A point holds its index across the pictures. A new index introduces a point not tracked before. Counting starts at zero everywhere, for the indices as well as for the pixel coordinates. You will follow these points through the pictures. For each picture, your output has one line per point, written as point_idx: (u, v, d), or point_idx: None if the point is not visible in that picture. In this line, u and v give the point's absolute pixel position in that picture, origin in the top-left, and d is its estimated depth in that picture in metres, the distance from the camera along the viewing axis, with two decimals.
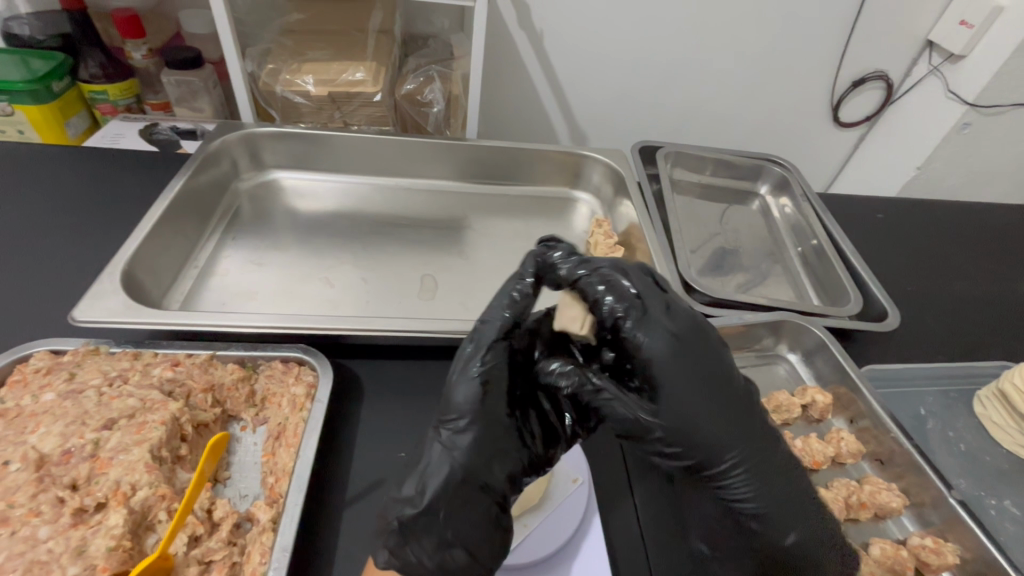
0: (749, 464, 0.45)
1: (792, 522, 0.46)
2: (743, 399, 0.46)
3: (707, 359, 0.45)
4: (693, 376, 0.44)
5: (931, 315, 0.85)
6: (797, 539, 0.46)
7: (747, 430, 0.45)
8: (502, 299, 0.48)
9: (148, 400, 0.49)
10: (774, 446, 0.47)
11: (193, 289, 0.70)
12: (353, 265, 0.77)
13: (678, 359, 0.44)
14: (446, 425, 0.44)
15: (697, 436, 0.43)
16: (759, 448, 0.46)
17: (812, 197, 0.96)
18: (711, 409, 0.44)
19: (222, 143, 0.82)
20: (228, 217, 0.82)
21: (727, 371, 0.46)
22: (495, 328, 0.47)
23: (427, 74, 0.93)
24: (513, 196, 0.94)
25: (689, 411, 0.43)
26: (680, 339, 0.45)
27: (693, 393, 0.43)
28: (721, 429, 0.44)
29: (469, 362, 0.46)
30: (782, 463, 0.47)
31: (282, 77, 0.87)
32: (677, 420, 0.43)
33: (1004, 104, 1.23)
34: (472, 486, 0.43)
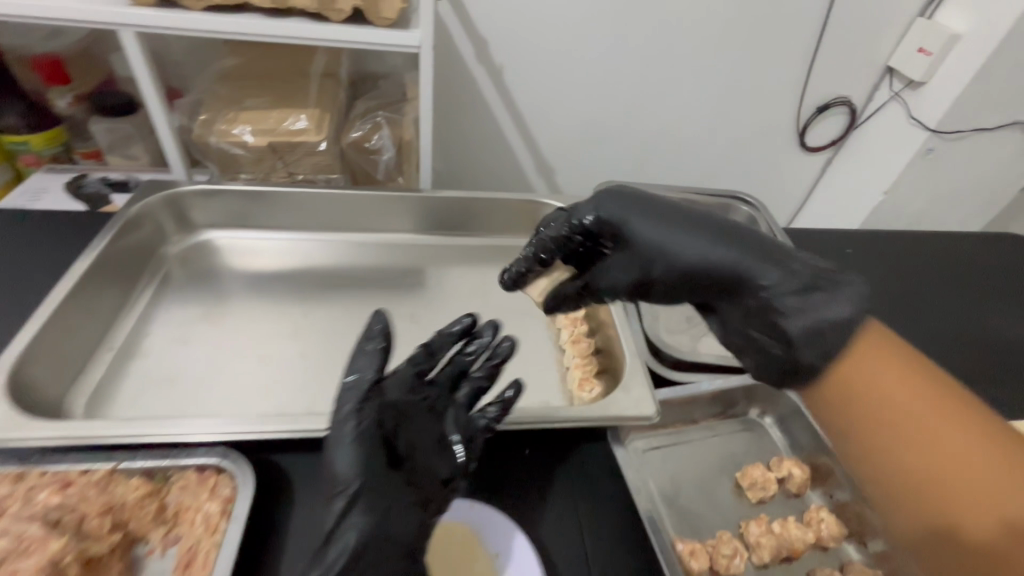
0: (741, 273, 0.45)
1: (788, 289, 0.43)
2: (709, 219, 0.49)
3: (660, 204, 0.50)
4: (655, 219, 0.49)
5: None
6: (818, 315, 0.42)
7: (731, 246, 0.46)
8: (363, 360, 0.47)
9: (25, 539, 0.43)
10: (765, 243, 0.46)
11: (106, 376, 0.62)
12: (292, 335, 0.70)
13: (627, 208, 0.50)
14: (337, 500, 0.44)
15: (686, 266, 0.47)
16: (750, 253, 0.45)
17: (781, 237, 0.93)
18: (702, 258, 0.46)
19: (144, 206, 0.75)
20: (157, 284, 0.75)
21: (692, 216, 0.49)
22: (353, 389, 0.46)
23: (374, 119, 0.88)
24: (472, 246, 0.89)
25: (665, 241, 0.48)
26: (630, 201, 0.50)
27: (679, 250, 0.47)
28: (704, 250, 0.46)
29: (339, 430, 0.45)
30: (779, 255, 0.45)
31: (216, 127, 0.80)
32: (685, 278, 0.47)
33: (965, 129, 1.23)
34: (379, 547, 0.43)
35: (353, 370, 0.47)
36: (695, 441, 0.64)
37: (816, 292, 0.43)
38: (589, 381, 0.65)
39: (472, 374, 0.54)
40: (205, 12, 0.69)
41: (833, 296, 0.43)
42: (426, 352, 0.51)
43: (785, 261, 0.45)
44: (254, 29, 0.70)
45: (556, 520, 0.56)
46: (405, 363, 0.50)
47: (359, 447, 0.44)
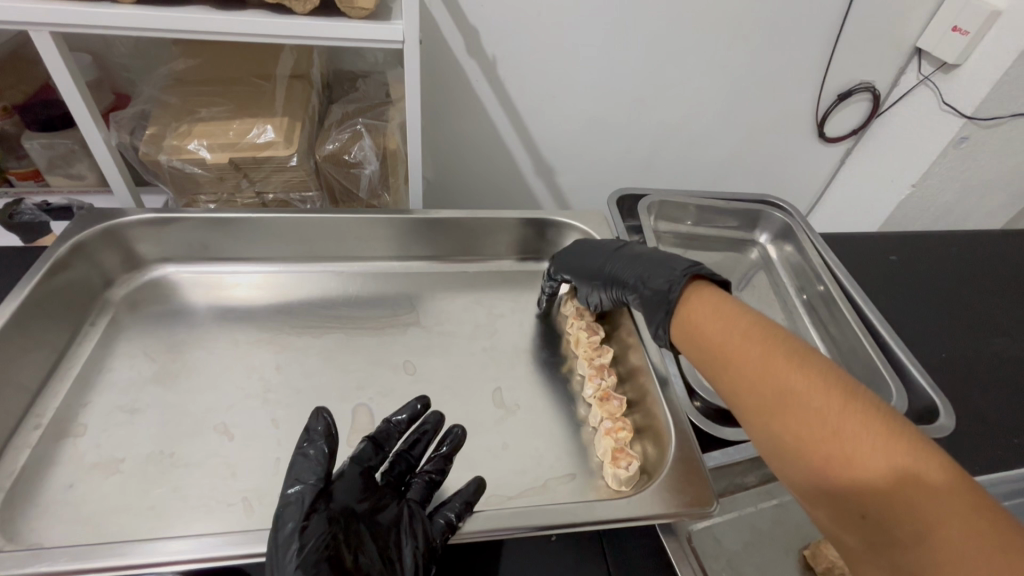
0: (632, 268, 0.62)
1: (658, 271, 0.60)
2: (614, 244, 0.67)
3: (595, 242, 0.69)
4: (581, 246, 0.70)
5: (971, 388, 0.71)
6: (677, 276, 0.57)
7: (627, 257, 0.64)
8: (302, 468, 0.43)
9: None
10: (657, 257, 0.62)
11: (31, 465, 0.50)
12: (261, 399, 0.58)
13: (571, 245, 0.71)
14: None
15: (594, 270, 0.65)
16: (638, 259, 0.63)
17: (822, 248, 0.83)
18: (595, 264, 0.66)
19: (79, 243, 0.62)
20: (97, 336, 0.62)
21: (603, 244, 0.68)
22: (295, 505, 0.41)
23: (353, 128, 0.75)
24: (473, 272, 0.77)
25: (573, 259, 0.69)
26: (577, 245, 0.70)
27: (574, 260, 0.69)
28: (604, 259, 0.65)
29: (280, 555, 0.39)
30: (661, 258, 0.62)
31: (166, 143, 0.67)
32: (584, 280, 0.67)
33: (1003, 115, 1.13)
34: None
35: (294, 481, 0.42)
36: (742, 513, 0.55)
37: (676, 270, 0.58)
38: (624, 453, 0.55)
39: (422, 468, 0.50)
40: (138, 6, 0.56)
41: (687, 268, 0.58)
42: (374, 445, 0.47)
43: (664, 261, 0.61)
44: (200, 24, 0.57)
45: None
46: (349, 463, 0.46)
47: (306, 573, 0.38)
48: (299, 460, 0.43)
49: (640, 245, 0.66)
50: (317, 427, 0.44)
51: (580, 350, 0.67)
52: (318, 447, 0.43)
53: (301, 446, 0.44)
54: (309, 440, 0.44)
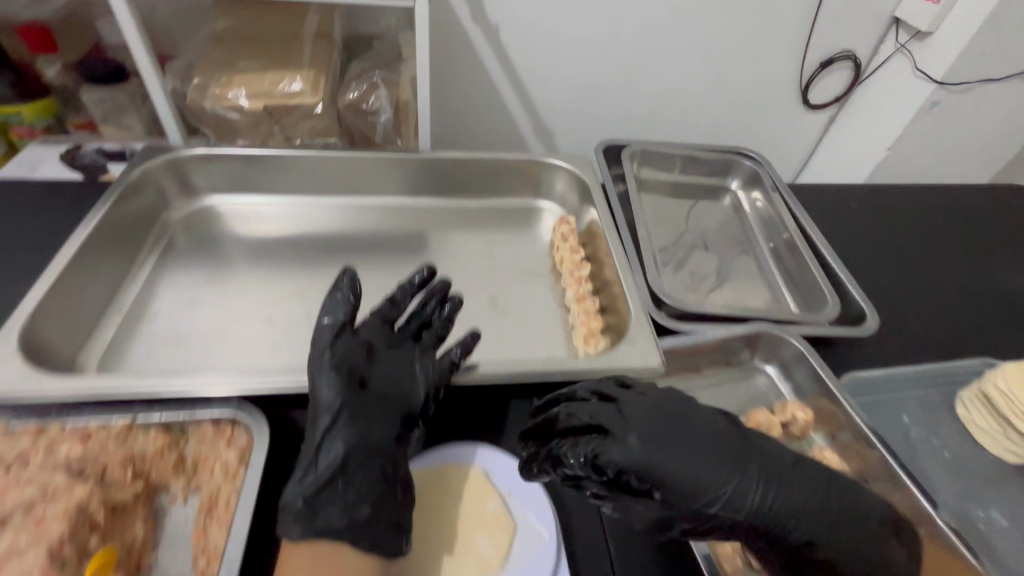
0: (790, 497, 0.45)
1: (801, 515, 0.45)
2: (712, 433, 0.48)
3: (686, 423, 0.48)
4: (669, 446, 0.46)
5: (928, 307, 0.76)
6: (824, 531, 0.45)
7: (768, 476, 0.46)
8: (334, 308, 0.56)
9: (49, 488, 0.43)
10: (789, 483, 0.46)
11: (117, 337, 0.63)
12: (296, 298, 0.70)
13: (653, 426, 0.47)
14: (321, 417, 0.49)
15: (711, 500, 0.44)
16: (781, 478, 0.46)
17: (783, 191, 0.91)
18: (709, 481, 0.44)
19: (145, 171, 0.74)
20: (159, 250, 0.75)
21: (699, 433, 0.47)
22: (328, 331, 0.54)
23: (371, 80, 0.86)
24: (475, 208, 0.88)
25: (671, 463, 0.45)
26: (648, 419, 0.48)
27: (674, 477, 0.44)
28: (726, 481, 0.45)
29: (317, 362, 0.52)
30: (808, 475, 0.47)
31: (211, 91, 0.78)
32: (685, 501, 0.44)
33: (971, 80, 1.19)
34: (363, 454, 0.48)
35: (329, 315, 0.56)
36: (698, 390, 0.65)
37: (858, 509, 0.46)
38: (595, 336, 0.65)
39: (435, 323, 0.60)
40: None
41: (868, 506, 0.47)
42: (390, 301, 0.58)
43: (814, 480, 0.47)
44: None
45: None
46: (373, 313, 0.58)
47: (337, 373, 0.51)
48: (330, 305, 0.56)
49: (737, 436, 0.49)
50: (346, 279, 0.56)
51: (564, 267, 0.76)
52: (346, 295, 0.56)
53: (333, 293, 0.56)
54: (341, 288, 0.56)
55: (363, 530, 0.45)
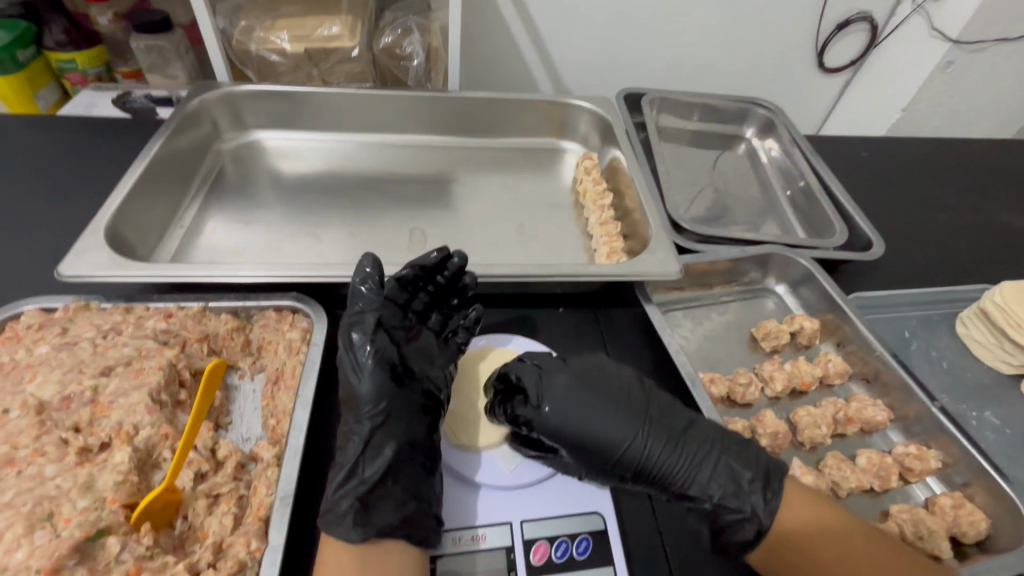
0: (674, 458, 0.49)
1: (702, 479, 0.48)
2: (622, 394, 0.51)
3: (598, 381, 0.52)
4: (580, 406, 0.50)
5: (927, 242, 0.81)
6: (725, 494, 0.48)
7: (657, 437, 0.49)
8: (360, 301, 0.54)
9: (144, 348, 0.49)
10: (690, 446, 0.49)
11: (180, 249, 0.70)
12: (340, 220, 0.77)
13: (569, 387, 0.51)
14: (365, 417, 0.48)
15: (607, 456, 0.48)
16: (674, 438, 0.49)
17: (797, 137, 0.95)
18: (609, 439, 0.49)
19: (201, 103, 0.81)
20: (212, 180, 0.81)
21: (609, 394, 0.51)
22: (360, 322, 0.52)
23: (404, 25, 0.90)
24: (500, 150, 0.93)
25: (578, 419, 0.50)
26: (551, 371, 0.52)
27: (578, 434, 0.49)
28: (625, 442, 0.49)
29: (357, 359, 0.50)
30: (699, 436, 0.50)
31: (256, 34, 0.83)
32: (586, 455, 0.49)
33: (987, 39, 1.18)
34: (410, 450, 0.47)
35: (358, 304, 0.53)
36: (712, 305, 0.70)
37: (731, 470, 0.49)
38: (617, 252, 0.70)
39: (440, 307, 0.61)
40: None
41: (759, 474, 0.48)
42: (400, 287, 0.57)
43: (708, 446, 0.50)
44: None
45: None
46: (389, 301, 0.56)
47: (379, 368, 0.50)
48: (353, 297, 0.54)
49: (650, 400, 0.52)
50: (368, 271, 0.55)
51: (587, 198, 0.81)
52: (370, 287, 0.54)
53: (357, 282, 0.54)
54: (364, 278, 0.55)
55: (417, 519, 0.44)
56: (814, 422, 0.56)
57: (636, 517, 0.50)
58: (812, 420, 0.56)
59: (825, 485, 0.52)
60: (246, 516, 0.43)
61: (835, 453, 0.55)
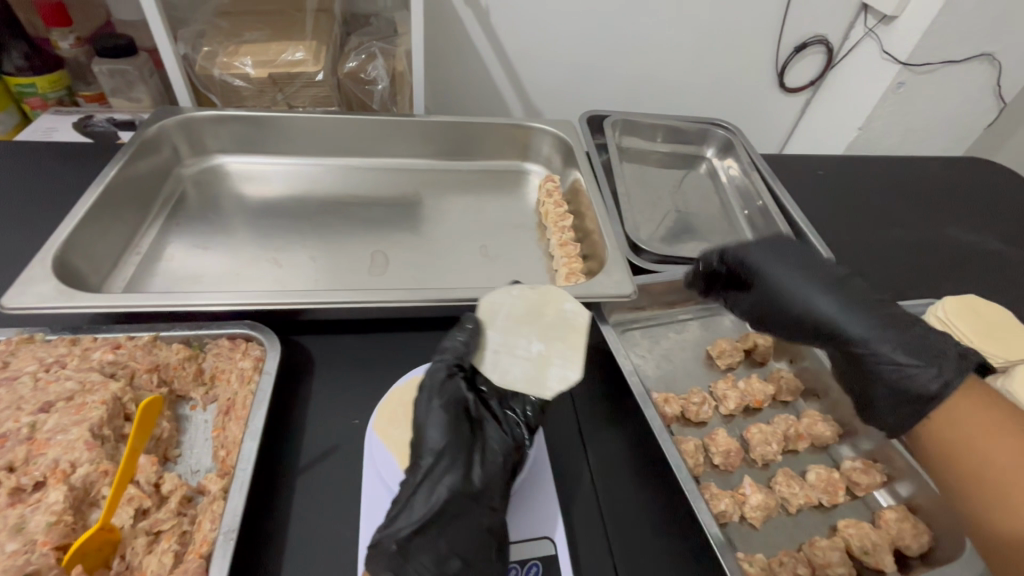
0: (867, 316, 0.53)
1: (883, 339, 0.51)
2: (822, 266, 0.59)
3: (797, 257, 0.60)
4: (774, 271, 0.59)
5: (877, 259, 0.84)
6: (897, 351, 0.50)
7: (842, 294, 0.56)
8: (454, 343, 0.52)
9: (87, 381, 0.48)
10: (877, 307, 0.54)
11: (136, 276, 0.69)
12: (302, 244, 0.77)
13: (772, 259, 0.60)
14: (427, 459, 0.46)
15: (827, 308, 0.55)
16: (861, 304, 0.55)
17: (755, 157, 0.98)
18: (826, 298, 0.56)
19: (160, 129, 0.81)
20: (172, 205, 0.81)
21: (808, 263, 0.59)
22: (442, 363, 0.51)
23: (369, 51, 0.91)
24: (465, 172, 0.94)
25: (814, 278, 0.58)
26: (768, 243, 0.62)
27: (800, 295, 0.57)
28: (820, 296, 0.56)
29: (430, 398, 0.49)
30: (884, 308, 0.54)
31: (219, 60, 0.82)
32: (804, 316, 0.57)
33: (935, 62, 1.23)
34: (464, 501, 0.44)
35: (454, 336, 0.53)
36: (669, 324, 0.71)
37: (915, 337, 0.51)
38: (574, 273, 0.71)
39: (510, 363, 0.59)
40: None
41: (896, 365, 0.50)
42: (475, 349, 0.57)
43: (905, 329, 0.52)
44: None
45: None
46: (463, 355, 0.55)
47: (448, 411, 0.48)
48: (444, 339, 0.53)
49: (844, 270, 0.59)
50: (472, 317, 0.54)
51: (548, 220, 0.82)
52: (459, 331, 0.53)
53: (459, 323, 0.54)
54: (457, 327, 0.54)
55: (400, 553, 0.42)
56: (764, 439, 0.57)
57: (589, 542, 0.50)
58: (762, 437, 0.58)
59: (775, 501, 0.53)
60: (187, 552, 0.42)
61: (784, 470, 0.56)
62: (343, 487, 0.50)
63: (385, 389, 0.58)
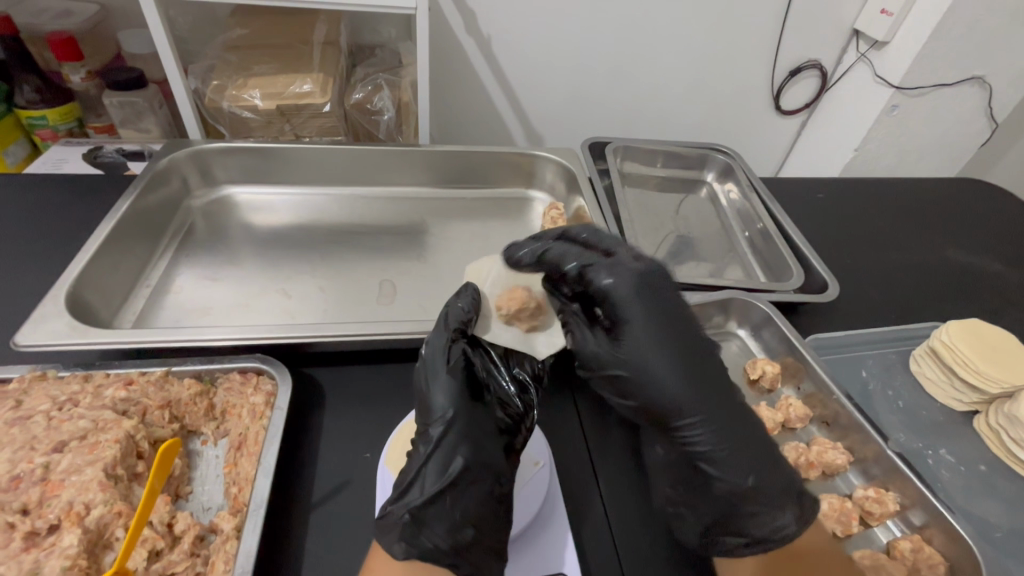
0: (731, 433, 0.50)
1: (718, 465, 0.50)
2: (703, 348, 0.53)
3: (670, 320, 0.53)
4: (632, 334, 0.52)
5: (879, 282, 0.85)
6: (732, 480, 0.49)
7: (702, 389, 0.51)
8: (454, 312, 0.55)
9: (101, 419, 0.48)
10: (748, 424, 0.52)
11: (146, 309, 0.70)
12: (310, 273, 0.78)
13: (653, 315, 0.52)
14: (433, 425, 0.48)
15: (668, 400, 0.51)
16: (708, 406, 0.51)
17: (754, 181, 1.00)
18: (667, 387, 0.51)
19: (170, 161, 0.82)
20: (182, 235, 0.82)
21: (684, 337, 0.53)
22: (445, 329, 0.54)
23: (375, 83, 0.94)
24: (470, 200, 0.95)
25: (691, 363, 0.52)
26: (643, 292, 0.53)
27: (654, 375, 0.51)
28: (681, 386, 0.51)
29: (432, 366, 0.51)
30: (737, 423, 0.51)
31: (228, 93, 0.83)
32: (651, 394, 0.51)
33: (927, 85, 1.25)
34: (475, 471, 0.46)
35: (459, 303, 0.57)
36: None
37: (774, 469, 0.50)
38: None
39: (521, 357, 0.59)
40: None
41: (739, 491, 0.49)
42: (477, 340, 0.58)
43: (766, 452, 0.51)
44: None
45: (562, 418, 0.61)
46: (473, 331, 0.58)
47: (452, 378, 0.50)
48: (447, 312, 0.56)
49: (710, 364, 0.53)
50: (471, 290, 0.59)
51: None
52: (462, 304, 0.57)
53: (457, 300, 0.57)
54: (460, 298, 0.58)
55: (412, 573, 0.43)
56: None
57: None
58: None
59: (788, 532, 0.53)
60: None
61: None
62: (355, 524, 0.50)
63: (396, 422, 0.58)
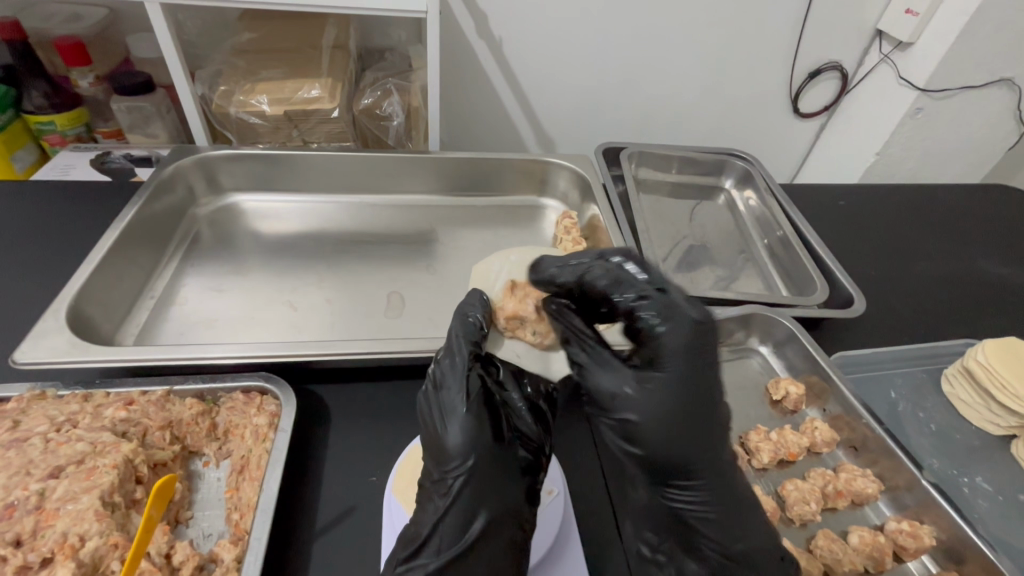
0: (725, 496, 0.48)
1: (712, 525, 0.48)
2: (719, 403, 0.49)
3: (698, 374, 0.48)
4: (650, 387, 0.48)
5: (907, 295, 0.81)
6: (721, 541, 0.48)
7: (712, 448, 0.48)
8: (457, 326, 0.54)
9: (99, 443, 0.46)
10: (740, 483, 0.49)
11: (149, 321, 0.68)
12: (317, 284, 0.76)
13: (685, 364, 0.48)
14: (450, 472, 0.46)
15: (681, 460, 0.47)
16: (714, 470, 0.48)
17: (774, 188, 0.96)
18: (683, 447, 0.47)
19: (176, 169, 0.80)
20: (188, 244, 0.80)
21: (705, 392, 0.48)
22: (458, 347, 0.51)
23: (385, 87, 0.91)
24: (481, 208, 0.93)
25: (704, 420, 0.48)
26: (688, 343, 0.48)
27: (671, 430, 0.47)
28: (696, 448, 0.47)
29: (447, 401, 0.48)
30: (733, 484, 0.49)
31: (235, 98, 0.81)
32: (667, 448, 0.47)
33: (954, 87, 1.21)
34: (495, 522, 0.44)
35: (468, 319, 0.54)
36: None
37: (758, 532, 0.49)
38: None
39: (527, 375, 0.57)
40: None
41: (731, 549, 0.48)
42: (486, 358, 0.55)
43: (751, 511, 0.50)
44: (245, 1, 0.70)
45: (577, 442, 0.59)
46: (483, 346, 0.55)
47: (469, 419, 0.46)
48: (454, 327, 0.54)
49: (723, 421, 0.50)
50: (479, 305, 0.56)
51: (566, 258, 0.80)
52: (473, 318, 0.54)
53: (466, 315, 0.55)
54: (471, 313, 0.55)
55: None
56: (802, 498, 0.55)
57: None
58: (800, 496, 0.55)
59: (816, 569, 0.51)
60: None
61: (825, 531, 0.54)
62: (361, 554, 0.48)
63: (404, 444, 0.56)
